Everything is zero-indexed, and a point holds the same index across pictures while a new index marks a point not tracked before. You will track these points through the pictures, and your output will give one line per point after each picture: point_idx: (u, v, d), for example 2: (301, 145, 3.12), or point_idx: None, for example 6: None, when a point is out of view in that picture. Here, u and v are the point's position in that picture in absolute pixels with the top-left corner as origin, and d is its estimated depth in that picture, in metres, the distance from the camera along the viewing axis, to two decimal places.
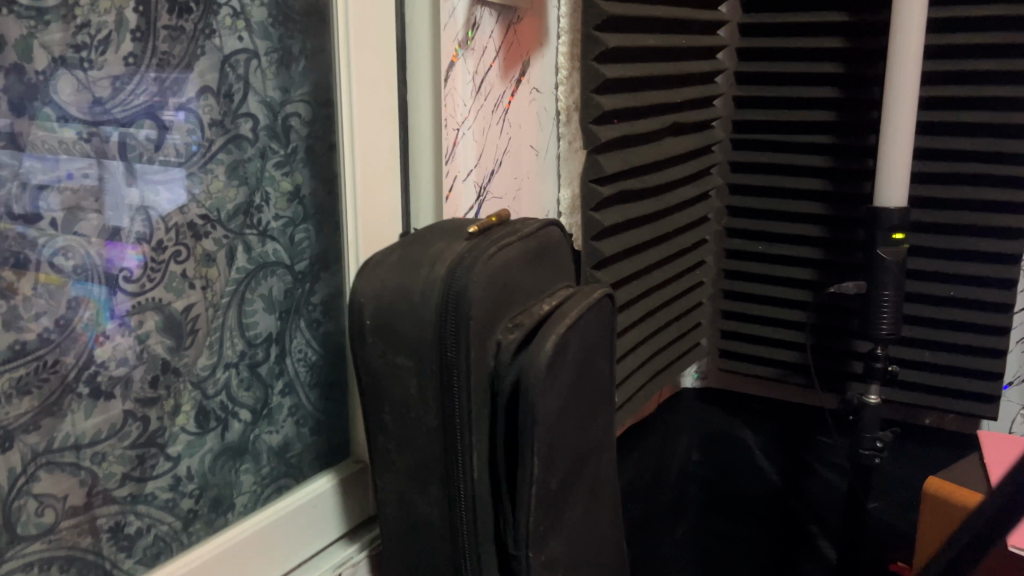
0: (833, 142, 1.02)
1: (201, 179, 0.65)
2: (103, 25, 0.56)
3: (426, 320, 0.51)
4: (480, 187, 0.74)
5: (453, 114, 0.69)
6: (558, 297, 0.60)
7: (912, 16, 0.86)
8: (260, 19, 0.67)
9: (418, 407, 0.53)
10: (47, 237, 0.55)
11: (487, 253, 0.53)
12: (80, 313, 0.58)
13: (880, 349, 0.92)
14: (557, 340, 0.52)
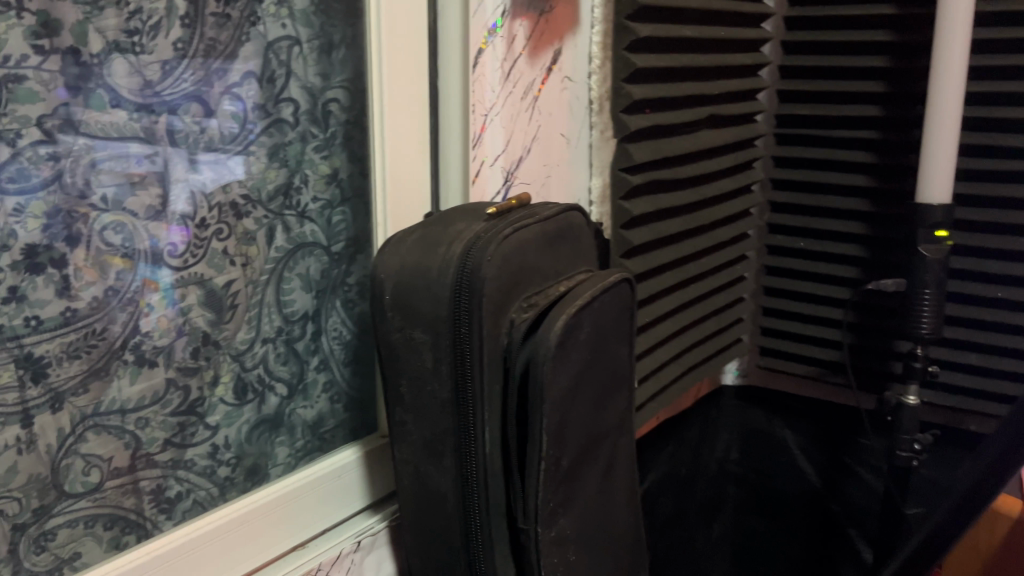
0: (878, 138, 0.98)
1: (244, 160, 0.68)
2: (154, 12, 0.60)
3: (442, 297, 0.59)
4: (509, 173, 0.77)
5: (481, 102, 0.73)
6: (574, 280, 0.66)
7: (959, 11, 0.84)
8: (303, 7, 0.70)
9: (432, 379, 0.61)
10: (98, 212, 0.59)
11: (501, 234, 0.60)
12: (145, 295, 0.63)
13: (921, 349, 0.91)
14: (566, 321, 0.59)
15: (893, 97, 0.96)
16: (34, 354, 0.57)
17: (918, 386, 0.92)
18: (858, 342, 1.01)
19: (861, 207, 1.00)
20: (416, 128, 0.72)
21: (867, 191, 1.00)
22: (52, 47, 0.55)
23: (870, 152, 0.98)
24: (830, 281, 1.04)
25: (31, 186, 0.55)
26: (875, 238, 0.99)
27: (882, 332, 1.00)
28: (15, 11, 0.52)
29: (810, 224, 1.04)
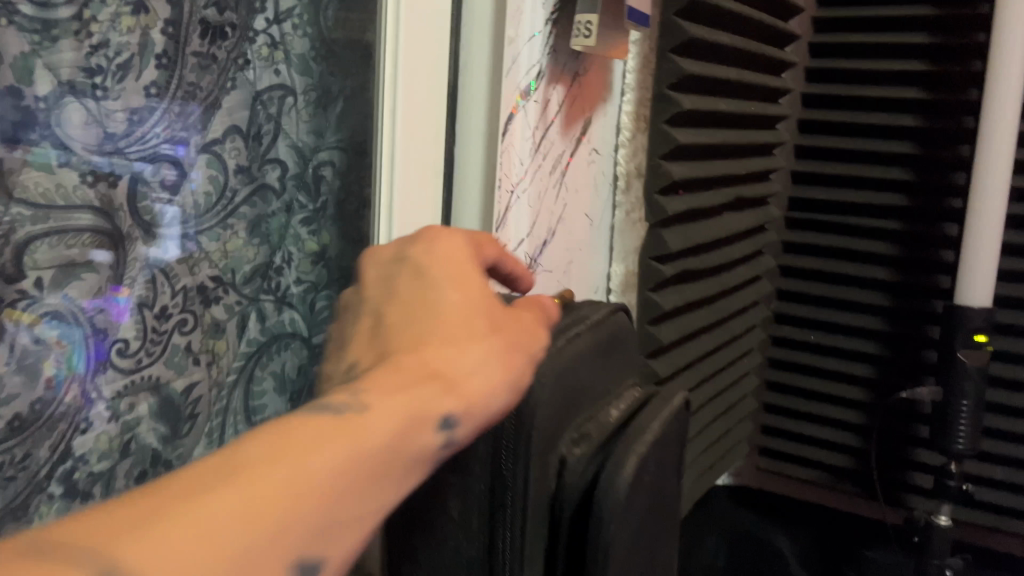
0: (901, 229, 0.91)
1: (218, 234, 0.54)
2: (124, 47, 0.47)
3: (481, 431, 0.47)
4: (531, 260, 0.65)
5: (508, 176, 0.61)
6: (628, 401, 0.55)
7: (1006, 103, 0.78)
8: (301, 51, 0.57)
9: (461, 535, 0.48)
10: (30, 300, 0.44)
11: (555, 347, 0.49)
12: (52, 356, 0.45)
13: (956, 465, 0.83)
14: (636, 465, 0.47)
15: (921, 186, 0.89)
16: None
17: (951, 505, 0.84)
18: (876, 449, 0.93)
19: (881, 302, 0.92)
20: (426, 198, 0.62)
21: (888, 285, 0.92)
22: None
23: (892, 245, 0.91)
24: (843, 380, 0.95)
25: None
26: (895, 336, 0.91)
27: (900, 439, 0.92)
28: None
29: (821, 317, 0.96)
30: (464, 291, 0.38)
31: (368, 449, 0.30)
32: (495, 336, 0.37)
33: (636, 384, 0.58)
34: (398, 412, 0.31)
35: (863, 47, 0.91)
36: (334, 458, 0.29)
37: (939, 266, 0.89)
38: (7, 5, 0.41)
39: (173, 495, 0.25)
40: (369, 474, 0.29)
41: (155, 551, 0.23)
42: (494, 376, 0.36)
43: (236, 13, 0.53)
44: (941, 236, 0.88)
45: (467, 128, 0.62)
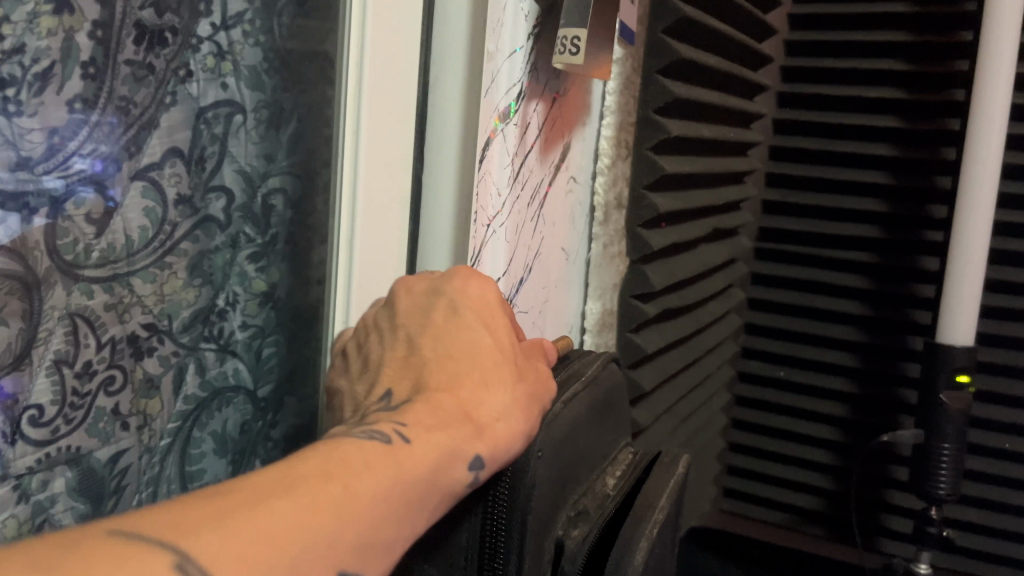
0: (874, 261, 0.88)
1: (153, 274, 0.46)
2: (43, 54, 0.39)
3: (468, 514, 0.40)
4: (507, 299, 0.58)
5: (484, 208, 0.54)
6: (624, 469, 0.49)
7: (991, 135, 0.75)
8: (253, 62, 0.50)
9: None
10: None
11: (553, 412, 0.42)
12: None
13: (936, 511, 0.79)
14: (648, 549, 0.41)
15: (896, 217, 0.87)
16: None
17: (931, 553, 0.80)
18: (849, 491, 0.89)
19: (855, 338, 0.89)
20: (391, 232, 0.55)
21: (862, 321, 0.89)
22: None
23: (865, 277, 0.88)
24: (814, 419, 0.92)
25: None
26: (869, 374, 0.88)
27: (874, 480, 0.88)
28: None
29: (791, 352, 0.92)
30: (493, 334, 0.41)
31: (417, 478, 0.32)
32: (518, 384, 0.40)
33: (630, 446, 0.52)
34: (440, 445, 0.34)
35: (835, 74, 0.89)
36: (391, 481, 0.31)
37: (915, 300, 0.86)
38: None
39: (248, 499, 0.27)
40: (403, 504, 0.31)
41: (233, 551, 0.25)
42: (520, 419, 0.38)
43: (178, 16, 0.45)
44: (916, 270, 0.86)
45: (436, 154, 0.55)
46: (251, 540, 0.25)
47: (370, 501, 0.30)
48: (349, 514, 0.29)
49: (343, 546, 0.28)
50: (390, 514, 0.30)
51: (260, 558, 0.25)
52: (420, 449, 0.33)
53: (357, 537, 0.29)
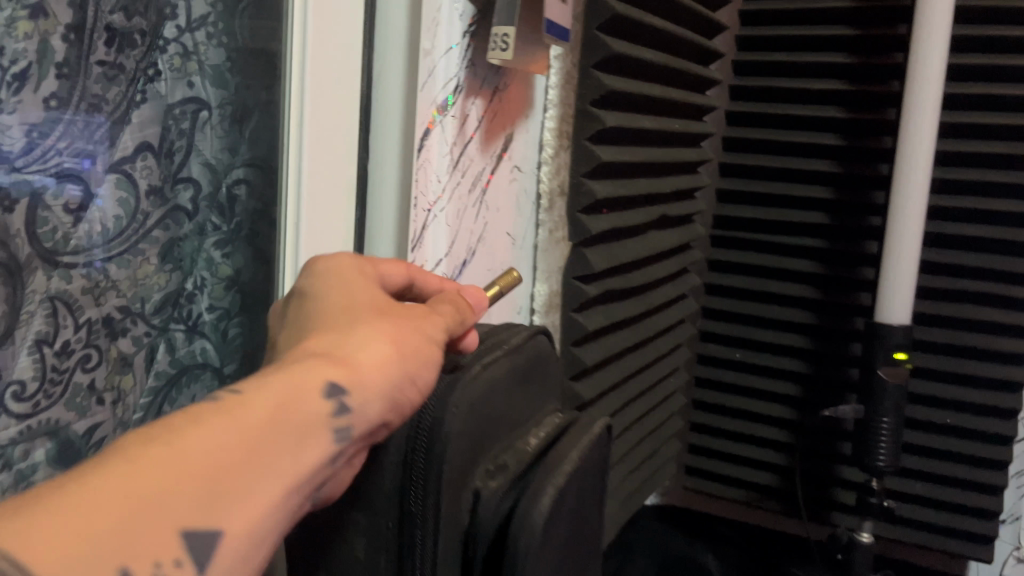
0: (822, 247, 0.91)
1: (128, 261, 0.54)
2: (21, 56, 0.45)
3: (387, 464, 0.45)
4: (451, 280, 0.63)
5: (424, 194, 0.59)
6: (546, 428, 0.53)
7: (925, 123, 0.79)
8: (216, 63, 0.57)
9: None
10: None
11: (470, 374, 0.47)
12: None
13: (877, 482, 0.83)
14: (554, 497, 0.46)
15: (843, 204, 0.90)
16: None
17: (873, 522, 0.84)
18: (802, 468, 0.92)
19: (807, 320, 0.92)
20: (336, 216, 0.59)
21: (814, 304, 0.92)
22: None
23: (817, 263, 0.92)
24: (770, 399, 0.96)
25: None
26: (821, 354, 0.92)
27: (827, 459, 0.92)
28: None
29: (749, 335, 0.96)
30: (343, 291, 0.41)
31: (261, 425, 0.30)
32: (376, 319, 0.39)
33: (556, 408, 0.56)
34: (285, 386, 0.33)
35: (784, 67, 0.92)
36: (227, 432, 0.29)
37: (861, 283, 0.90)
38: None
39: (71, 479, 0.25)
40: (251, 450, 0.29)
41: (45, 530, 0.23)
42: (383, 356, 0.37)
43: (145, 19, 0.52)
44: (862, 254, 0.89)
45: (379, 142, 0.59)
46: (61, 534, 0.23)
47: (206, 450, 0.28)
48: (177, 472, 0.26)
49: (178, 506, 0.26)
50: (233, 464, 0.28)
51: (71, 533, 0.23)
52: (261, 397, 0.31)
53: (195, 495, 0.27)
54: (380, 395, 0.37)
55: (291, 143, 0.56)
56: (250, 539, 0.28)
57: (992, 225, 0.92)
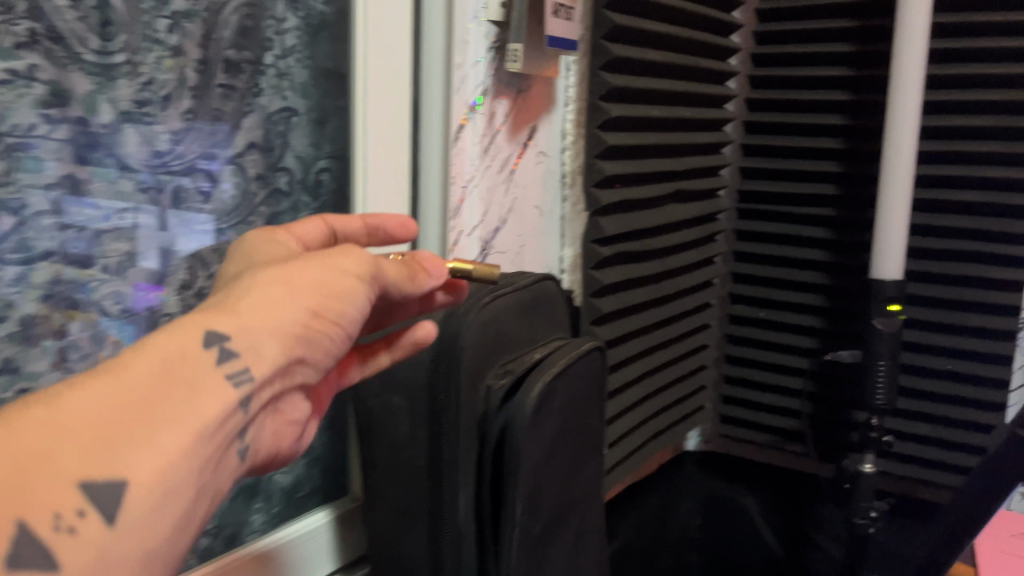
0: (833, 216, 1.06)
1: (243, 229, 0.74)
2: (166, 84, 0.66)
3: (421, 366, 0.63)
4: (486, 243, 0.79)
5: (460, 174, 0.75)
6: (547, 347, 0.69)
7: (908, 100, 0.90)
8: (303, 80, 0.76)
9: (409, 446, 0.63)
10: (98, 280, 0.65)
11: (481, 302, 0.63)
12: (106, 349, 0.66)
13: (876, 419, 0.94)
14: (542, 388, 0.62)
15: (848, 176, 1.04)
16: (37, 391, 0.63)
17: (874, 455, 0.95)
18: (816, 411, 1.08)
19: (820, 282, 1.07)
20: (395, 194, 0.74)
21: (826, 267, 1.07)
22: (61, 115, 0.61)
23: (828, 230, 1.06)
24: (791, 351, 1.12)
25: (55, 242, 0.62)
26: (831, 310, 1.06)
27: (841, 403, 1.07)
28: (25, 81, 0.59)
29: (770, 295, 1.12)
30: (254, 259, 0.49)
31: (143, 380, 0.37)
32: (272, 273, 0.45)
33: (559, 336, 0.73)
34: (171, 342, 0.39)
35: (793, 58, 1.07)
36: (103, 395, 0.35)
37: (864, 246, 1.03)
38: (77, 57, 0.61)
39: None
40: (130, 406, 0.36)
41: None
42: (279, 305, 0.44)
43: (250, 52, 0.71)
44: (861, 220, 1.03)
45: (426, 135, 0.74)
46: None
47: (81, 412, 0.35)
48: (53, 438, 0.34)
49: (69, 461, 0.34)
50: (121, 420, 0.35)
51: None
52: (145, 358, 0.38)
53: (81, 451, 0.34)
54: (277, 338, 0.44)
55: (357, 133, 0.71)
56: (155, 479, 0.36)
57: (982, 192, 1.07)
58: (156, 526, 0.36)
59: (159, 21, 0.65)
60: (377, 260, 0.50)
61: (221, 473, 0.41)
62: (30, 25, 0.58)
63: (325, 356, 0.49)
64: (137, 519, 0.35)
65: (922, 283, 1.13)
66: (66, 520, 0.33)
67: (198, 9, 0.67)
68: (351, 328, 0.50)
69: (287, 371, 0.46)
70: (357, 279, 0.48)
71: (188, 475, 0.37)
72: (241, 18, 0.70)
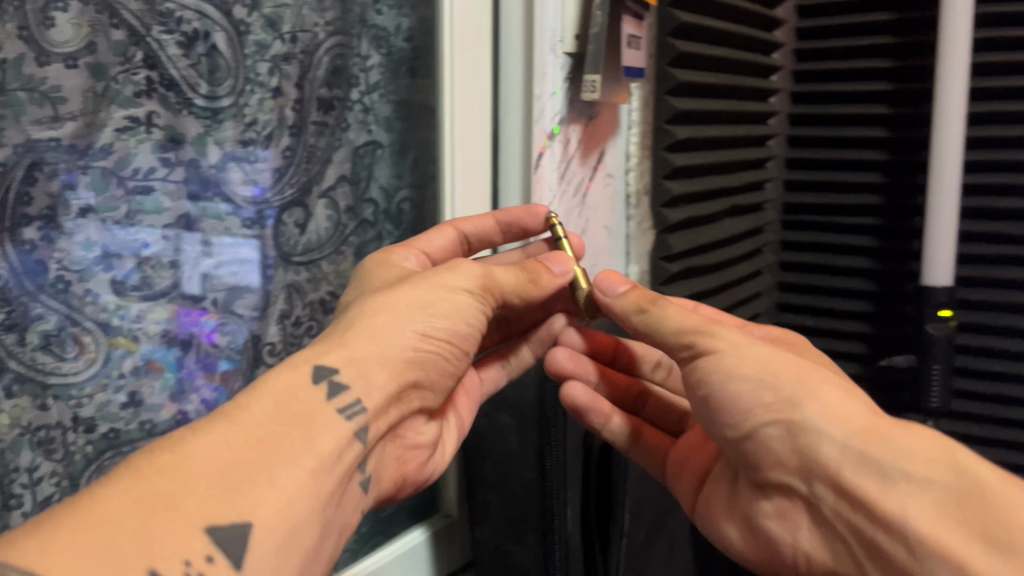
0: (883, 208, 1.23)
1: (335, 259, 0.77)
2: (268, 124, 0.69)
3: (527, 392, 0.71)
4: None
5: (540, 200, 0.78)
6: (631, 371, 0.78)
7: (954, 110, 0.94)
8: (387, 115, 0.79)
9: (518, 462, 0.69)
10: (140, 307, 0.63)
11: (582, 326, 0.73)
12: (149, 377, 0.64)
13: (930, 422, 0.98)
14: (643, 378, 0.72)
15: (894, 183, 1.22)
16: (156, 424, 0.65)
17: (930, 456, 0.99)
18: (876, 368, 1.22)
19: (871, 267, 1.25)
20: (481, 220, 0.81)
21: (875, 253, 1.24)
22: (177, 158, 0.64)
23: (878, 218, 1.23)
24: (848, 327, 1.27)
25: (173, 280, 0.65)
26: (884, 282, 1.23)
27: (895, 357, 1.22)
28: (145, 127, 0.61)
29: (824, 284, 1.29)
30: (361, 292, 0.60)
31: (263, 425, 0.46)
32: (383, 304, 0.56)
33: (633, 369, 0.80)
34: (283, 387, 0.49)
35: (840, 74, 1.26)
36: (232, 439, 0.44)
37: (913, 233, 1.21)
38: (187, 102, 0.64)
39: (115, 487, 0.40)
40: (254, 449, 0.45)
41: (106, 532, 0.37)
42: (393, 335, 0.56)
43: (340, 90, 0.74)
44: (910, 227, 1.21)
45: (506, 163, 0.80)
46: (124, 524, 0.38)
47: (211, 455, 0.43)
48: (198, 475, 0.42)
49: (205, 501, 0.41)
50: (243, 461, 0.44)
51: (124, 531, 0.38)
52: (263, 406, 0.47)
53: (217, 486, 0.42)
54: (384, 368, 0.55)
55: (446, 162, 0.77)
56: (279, 514, 0.44)
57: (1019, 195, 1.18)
58: (283, 556, 0.44)
59: (261, 65, 0.68)
60: (489, 269, 0.61)
61: (342, 504, 0.50)
62: (147, 74, 0.61)
63: (437, 377, 0.60)
64: (264, 552, 0.43)
65: (971, 287, 1.24)
66: (202, 557, 0.40)
67: (295, 52, 0.70)
68: (466, 342, 0.61)
69: (399, 396, 0.57)
70: (468, 293, 0.60)
71: (306, 505, 0.46)
72: (333, 58, 0.73)
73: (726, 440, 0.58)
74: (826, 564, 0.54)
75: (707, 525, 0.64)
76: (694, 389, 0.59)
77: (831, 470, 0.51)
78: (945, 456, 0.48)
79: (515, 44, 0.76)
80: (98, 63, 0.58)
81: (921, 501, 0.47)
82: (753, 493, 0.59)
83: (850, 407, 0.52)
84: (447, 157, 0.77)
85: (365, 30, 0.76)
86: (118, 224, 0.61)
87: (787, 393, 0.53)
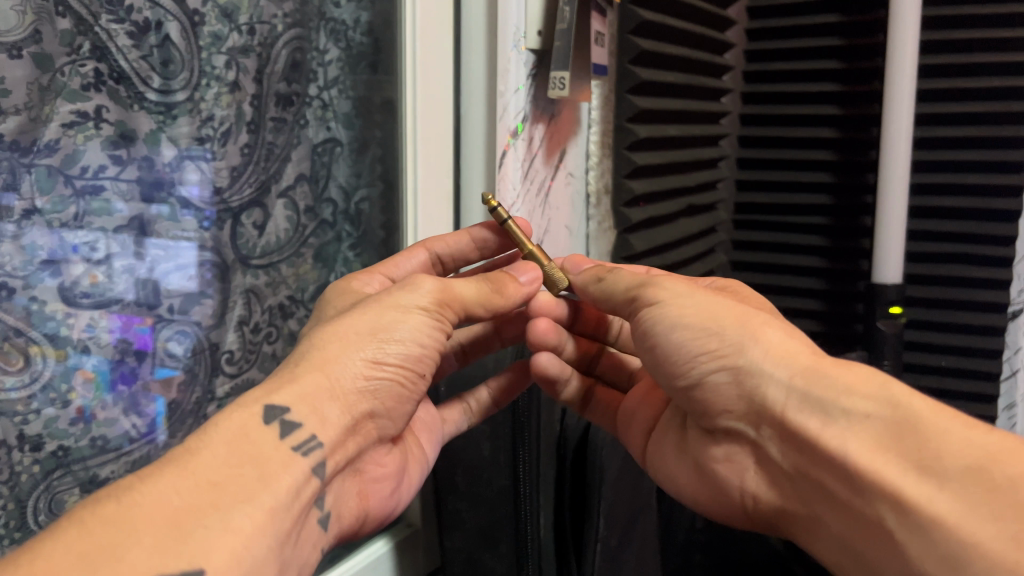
0: (832, 204, 1.31)
1: (294, 262, 0.75)
2: (225, 121, 0.66)
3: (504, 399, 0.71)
4: None
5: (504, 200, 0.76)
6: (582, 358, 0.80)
7: (902, 110, 1.00)
8: (346, 111, 0.77)
9: (492, 469, 0.70)
10: (67, 313, 0.57)
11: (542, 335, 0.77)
12: (75, 385, 0.58)
13: None
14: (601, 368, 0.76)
15: (843, 182, 1.29)
16: (109, 440, 0.61)
17: None
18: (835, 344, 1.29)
19: (821, 265, 1.33)
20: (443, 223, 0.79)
21: (824, 251, 1.32)
22: (129, 155, 0.59)
23: (828, 216, 1.31)
24: (802, 318, 1.35)
25: (122, 287, 0.60)
26: (836, 273, 1.31)
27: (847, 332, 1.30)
28: (94, 123, 0.57)
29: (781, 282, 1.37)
30: (314, 326, 0.58)
31: (213, 470, 0.44)
32: (332, 338, 0.53)
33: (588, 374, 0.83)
34: (231, 430, 0.47)
35: (788, 75, 1.33)
36: (179, 483, 0.42)
37: (861, 230, 1.29)
38: (139, 96, 0.59)
39: (51, 543, 0.37)
40: (204, 495, 0.42)
41: None
42: (347, 366, 0.53)
43: (299, 85, 0.72)
44: (860, 227, 1.29)
45: (470, 162, 0.78)
46: None
47: (157, 500, 0.40)
48: (141, 523, 0.39)
49: (152, 550, 0.38)
50: (195, 504, 0.41)
51: None
52: (213, 450, 0.45)
53: (167, 532, 0.39)
54: (336, 403, 0.52)
55: (409, 161, 0.75)
56: (236, 557, 0.41)
57: (960, 194, 1.27)
58: None
59: (217, 57, 0.64)
60: (450, 283, 0.58)
61: (302, 541, 0.48)
62: (96, 66, 0.56)
63: (394, 404, 0.57)
64: None
65: (920, 285, 1.33)
66: None
67: (253, 44, 0.67)
68: (422, 364, 0.57)
69: (355, 428, 0.54)
70: (422, 311, 0.56)
71: (264, 545, 0.43)
72: (292, 52, 0.71)
73: (673, 389, 0.58)
74: (776, 505, 0.54)
75: (659, 473, 0.65)
76: (639, 338, 0.59)
77: (778, 412, 0.50)
78: (881, 389, 0.47)
79: (477, 41, 0.75)
80: (44, 53, 0.53)
81: (855, 438, 0.46)
82: (703, 439, 0.59)
83: (794, 347, 0.52)
84: (410, 155, 0.75)
85: (323, 23, 0.73)
86: (65, 227, 0.56)
87: (730, 339, 0.53)
